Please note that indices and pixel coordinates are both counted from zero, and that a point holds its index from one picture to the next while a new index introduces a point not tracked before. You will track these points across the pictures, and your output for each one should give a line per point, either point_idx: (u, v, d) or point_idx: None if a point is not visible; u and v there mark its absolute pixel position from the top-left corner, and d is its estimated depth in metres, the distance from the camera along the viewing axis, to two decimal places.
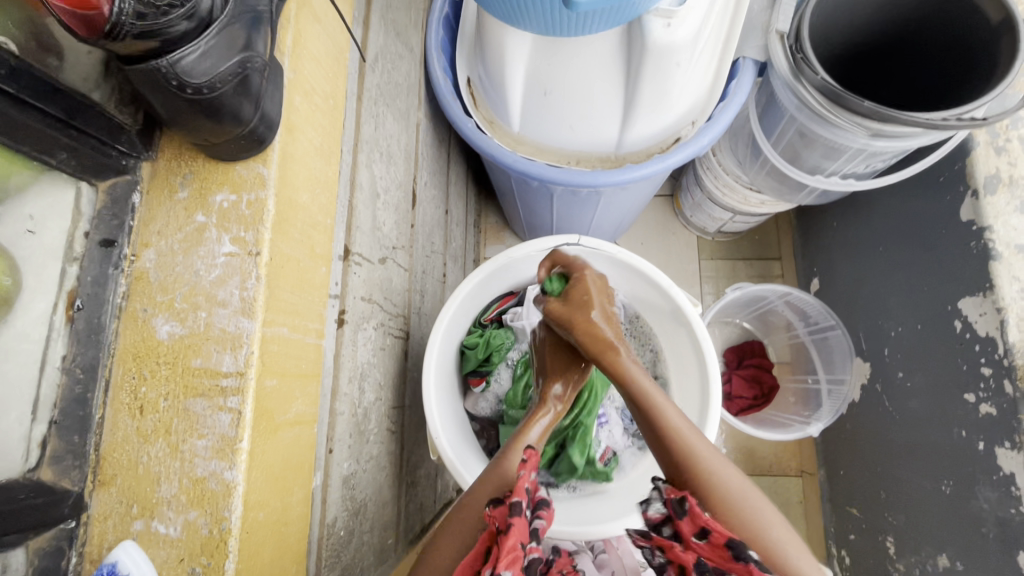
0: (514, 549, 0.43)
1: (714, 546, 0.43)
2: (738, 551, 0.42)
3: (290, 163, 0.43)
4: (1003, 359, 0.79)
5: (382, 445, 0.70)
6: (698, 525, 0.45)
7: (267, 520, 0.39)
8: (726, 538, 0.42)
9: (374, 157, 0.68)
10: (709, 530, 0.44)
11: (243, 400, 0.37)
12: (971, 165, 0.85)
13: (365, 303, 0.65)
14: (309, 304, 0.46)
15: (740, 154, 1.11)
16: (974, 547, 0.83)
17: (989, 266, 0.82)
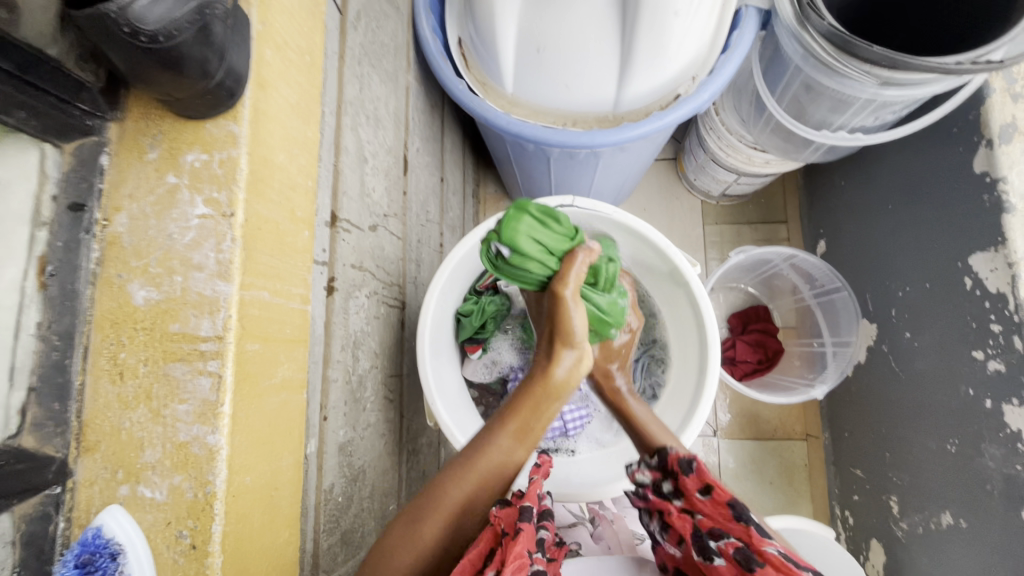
0: (521, 556, 0.46)
1: (715, 502, 0.51)
2: (739, 512, 0.49)
3: (263, 120, 0.42)
4: (1014, 314, 0.77)
5: (380, 413, 0.70)
6: (702, 481, 0.52)
7: (254, 484, 0.39)
8: (729, 498, 0.50)
9: (360, 120, 0.66)
10: (712, 487, 0.51)
11: (222, 363, 0.37)
12: (986, 113, 0.81)
13: (356, 271, 0.64)
14: (291, 269, 0.45)
15: (744, 113, 1.07)
16: (977, 504, 0.82)
17: (1002, 220, 0.79)
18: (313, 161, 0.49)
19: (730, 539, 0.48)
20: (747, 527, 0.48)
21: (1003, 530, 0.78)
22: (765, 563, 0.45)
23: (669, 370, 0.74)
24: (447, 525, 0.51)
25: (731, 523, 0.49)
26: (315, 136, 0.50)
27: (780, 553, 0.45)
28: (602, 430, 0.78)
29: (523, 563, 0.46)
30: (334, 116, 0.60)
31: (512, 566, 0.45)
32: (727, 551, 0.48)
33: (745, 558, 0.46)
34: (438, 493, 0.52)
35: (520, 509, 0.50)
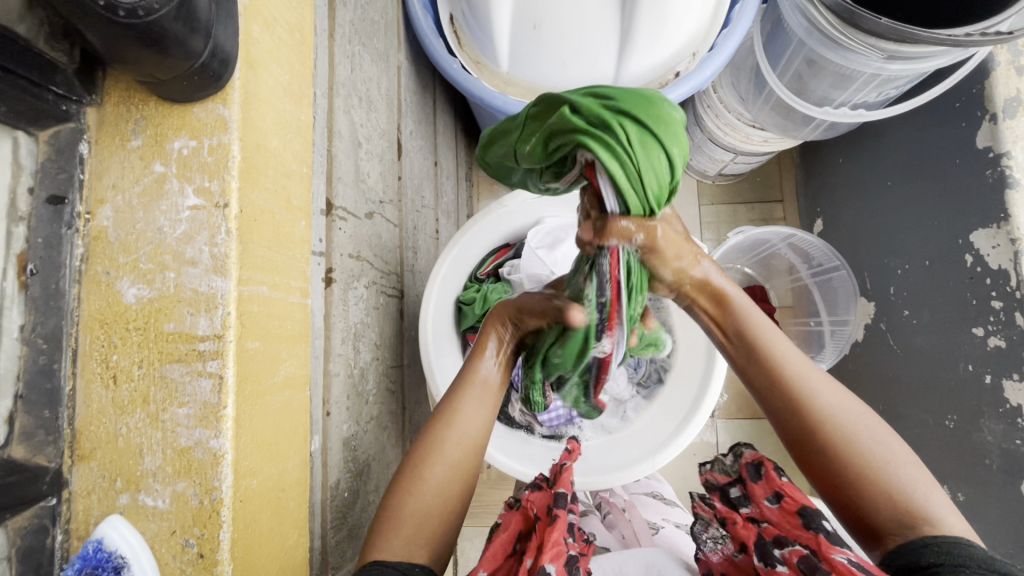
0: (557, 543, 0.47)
1: (786, 511, 0.49)
2: (811, 522, 0.48)
3: (254, 103, 0.39)
4: (1015, 291, 0.78)
5: (382, 406, 0.69)
6: (772, 488, 0.51)
7: (262, 487, 0.38)
8: (801, 506, 0.49)
9: (352, 102, 0.63)
10: (784, 496, 0.50)
11: (223, 364, 0.35)
12: (991, 86, 0.80)
13: (353, 260, 0.62)
14: (290, 261, 0.43)
15: (743, 90, 1.04)
16: (976, 478, 0.84)
17: (1005, 195, 0.79)
18: (308, 147, 0.47)
19: (795, 547, 0.47)
20: (818, 536, 0.46)
21: (1003, 502, 0.80)
22: (831, 572, 0.43)
23: (674, 353, 0.73)
24: (451, 468, 0.51)
25: (801, 532, 0.48)
26: (309, 119, 0.47)
27: (851, 561, 0.42)
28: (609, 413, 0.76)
29: (560, 550, 0.47)
30: (326, 98, 0.57)
31: (551, 552, 0.46)
32: (793, 560, 0.46)
33: (808, 567, 0.45)
34: (431, 442, 0.52)
35: (555, 496, 0.52)
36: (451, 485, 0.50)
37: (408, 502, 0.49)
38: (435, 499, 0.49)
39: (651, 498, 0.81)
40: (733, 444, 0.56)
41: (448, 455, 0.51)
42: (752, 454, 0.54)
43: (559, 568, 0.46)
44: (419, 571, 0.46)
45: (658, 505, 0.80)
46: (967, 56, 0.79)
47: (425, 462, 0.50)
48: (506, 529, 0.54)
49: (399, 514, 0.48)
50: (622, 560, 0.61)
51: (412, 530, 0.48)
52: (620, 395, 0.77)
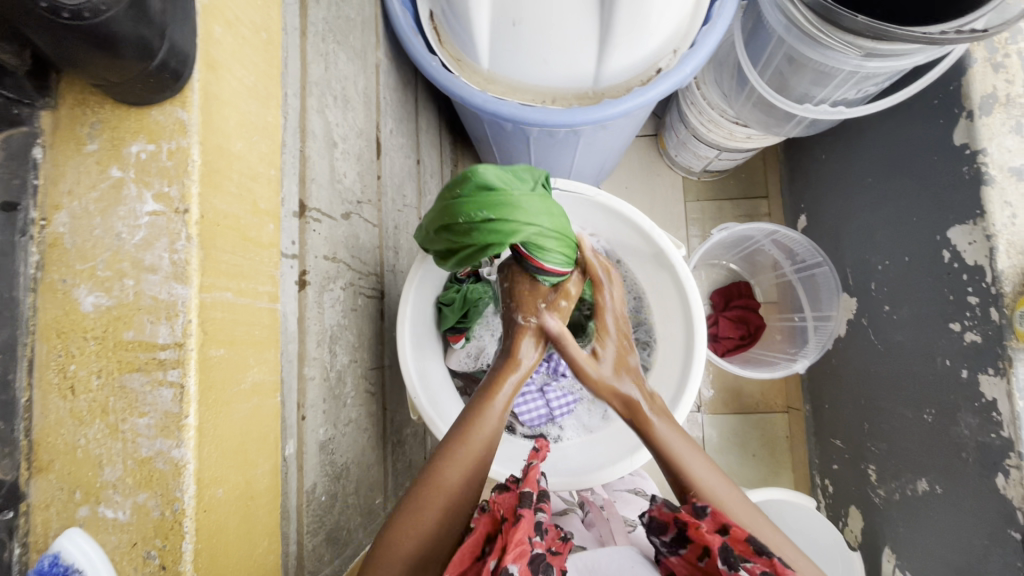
0: (520, 543, 0.45)
1: (735, 540, 0.47)
2: (762, 547, 0.45)
3: (215, 105, 0.38)
4: (991, 287, 0.78)
5: (362, 408, 0.68)
6: (719, 522, 0.49)
7: (228, 497, 0.37)
8: (747, 536, 0.46)
9: (327, 101, 0.63)
10: (730, 527, 0.48)
11: (184, 373, 0.34)
12: (968, 84, 0.81)
13: (329, 262, 0.61)
14: (256, 266, 0.42)
15: (726, 87, 1.04)
16: (953, 472, 0.85)
17: (981, 191, 0.80)
18: (276, 148, 0.46)
19: (751, 566, 0.45)
20: (771, 560, 0.44)
21: (977, 496, 0.81)
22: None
23: (655, 353, 0.73)
24: (444, 510, 0.50)
25: (753, 557, 0.45)
26: (276, 120, 0.46)
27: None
28: (591, 412, 0.75)
29: (524, 550, 0.45)
30: (297, 97, 0.56)
31: (514, 552, 0.44)
32: (753, 571, 0.44)
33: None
34: (428, 484, 0.51)
35: (520, 497, 0.51)
36: (445, 528, 0.50)
37: (399, 541, 0.48)
38: (420, 539, 0.49)
39: (632, 495, 0.82)
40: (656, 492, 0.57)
41: (446, 497, 0.50)
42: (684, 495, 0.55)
43: (522, 568, 0.43)
44: None
45: (639, 501, 0.81)
46: (944, 53, 0.79)
47: (424, 505, 0.50)
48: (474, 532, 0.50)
49: (388, 554, 0.48)
50: (598, 556, 0.62)
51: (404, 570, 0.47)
52: None
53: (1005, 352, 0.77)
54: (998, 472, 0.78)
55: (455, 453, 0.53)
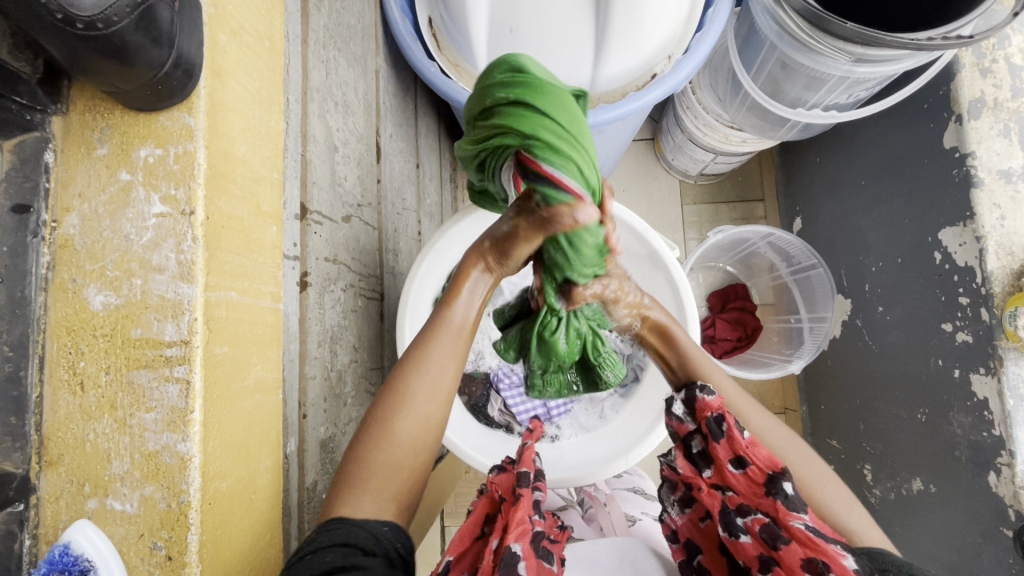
0: (522, 521, 0.49)
1: (746, 475, 0.49)
2: (772, 487, 0.47)
3: (221, 111, 0.39)
4: (981, 287, 0.80)
5: (362, 407, 0.70)
6: (734, 452, 0.49)
7: (232, 490, 0.38)
8: (765, 474, 0.47)
9: (327, 106, 0.64)
10: (744, 460, 0.49)
11: (190, 369, 0.35)
12: (956, 88, 0.83)
13: (329, 264, 0.62)
14: (259, 266, 0.43)
15: (721, 91, 1.06)
16: (946, 470, 0.86)
17: (971, 194, 0.81)
18: (278, 152, 0.47)
19: (758, 515, 0.48)
20: (775, 502, 0.47)
21: (970, 494, 0.82)
22: (792, 540, 0.46)
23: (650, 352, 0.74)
24: (423, 421, 0.48)
25: (761, 500, 0.48)
26: (278, 125, 0.48)
27: (809, 529, 0.45)
28: (588, 412, 0.76)
29: (526, 528, 0.49)
30: (299, 102, 0.58)
31: (517, 532, 0.48)
32: (755, 528, 0.48)
33: (771, 536, 0.47)
34: (387, 397, 0.48)
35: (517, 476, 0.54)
36: (416, 441, 0.48)
37: (366, 458, 0.46)
38: (389, 456, 0.46)
39: (631, 494, 0.83)
40: (688, 384, 0.54)
41: (415, 410, 0.48)
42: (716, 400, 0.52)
43: (524, 547, 0.48)
44: (387, 530, 0.45)
45: (637, 499, 0.82)
46: (933, 58, 0.81)
47: (385, 420, 0.47)
48: (472, 514, 0.55)
49: (356, 470, 0.46)
50: (594, 550, 0.63)
51: (392, 492, 0.46)
52: (598, 394, 0.77)
53: (996, 352, 0.78)
54: (991, 470, 0.79)
55: (420, 366, 0.49)
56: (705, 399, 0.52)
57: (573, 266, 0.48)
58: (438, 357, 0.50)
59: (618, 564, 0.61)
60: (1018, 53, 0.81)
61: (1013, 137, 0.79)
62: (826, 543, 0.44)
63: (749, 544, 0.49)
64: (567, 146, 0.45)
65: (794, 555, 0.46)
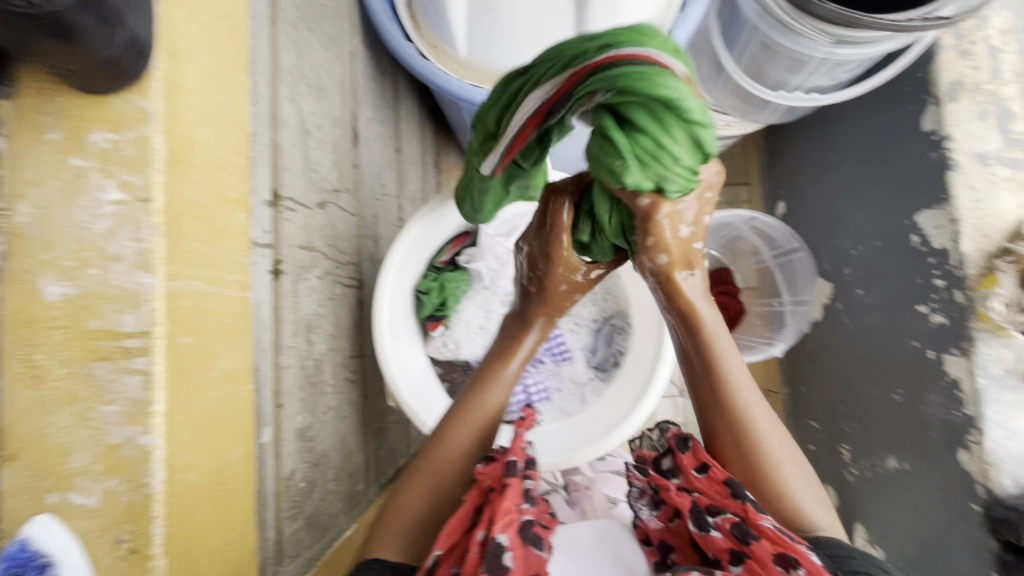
0: (508, 511, 0.49)
1: (713, 480, 0.50)
2: (736, 490, 0.47)
3: (180, 94, 0.38)
4: (956, 269, 0.81)
5: (341, 396, 0.69)
6: (698, 459, 0.52)
7: (200, 482, 0.38)
8: (725, 476, 0.48)
9: (299, 89, 0.62)
10: (709, 465, 0.50)
11: (152, 360, 0.34)
12: (937, 71, 0.84)
13: (304, 251, 0.61)
14: (224, 255, 0.42)
15: (706, 73, 1.04)
16: (920, 448, 0.88)
17: (946, 176, 0.82)
18: (244, 137, 0.46)
19: (726, 515, 0.48)
20: (744, 504, 0.46)
21: (941, 470, 0.84)
22: (761, 536, 0.45)
23: (630, 338, 0.74)
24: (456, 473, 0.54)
25: (728, 501, 0.48)
26: (244, 109, 0.46)
27: (776, 527, 0.44)
28: (568, 398, 0.76)
29: (512, 518, 0.49)
30: (269, 86, 0.56)
31: (501, 523, 0.48)
32: (724, 526, 0.48)
33: (739, 535, 0.47)
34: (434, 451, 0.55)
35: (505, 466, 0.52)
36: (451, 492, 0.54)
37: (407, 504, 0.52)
38: (426, 502, 0.52)
39: (614, 476, 0.84)
40: (661, 421, 0.60)
41: (455, 464, 0.54)
42: (678, 430, 0.57)
43: (511, 537, 0.48)
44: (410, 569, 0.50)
45: (619, 483, 0.83)
46: (914, 40, 0.80)
47: (431, 471, 0.53)
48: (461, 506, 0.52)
49: (396, 515, 0.52)
50: (576, 531, 0.63)
51: (414, 531, 0.51)
52: (579, 378, 0.77)
53: (967, 333, 0.80)
54: (962, 448, 0.81)
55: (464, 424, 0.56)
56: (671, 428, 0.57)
57: (631, 172, 0.41)
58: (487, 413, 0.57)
59: (598, 541, 0.62)
60: (997, 35, 0.82)
61: (990, 120, 0.81)
62: (797, 543, 0.43)
63: (719, 540, 0.49)
64: (649, 45, 0.40)
65: (764, 551, 0.44)
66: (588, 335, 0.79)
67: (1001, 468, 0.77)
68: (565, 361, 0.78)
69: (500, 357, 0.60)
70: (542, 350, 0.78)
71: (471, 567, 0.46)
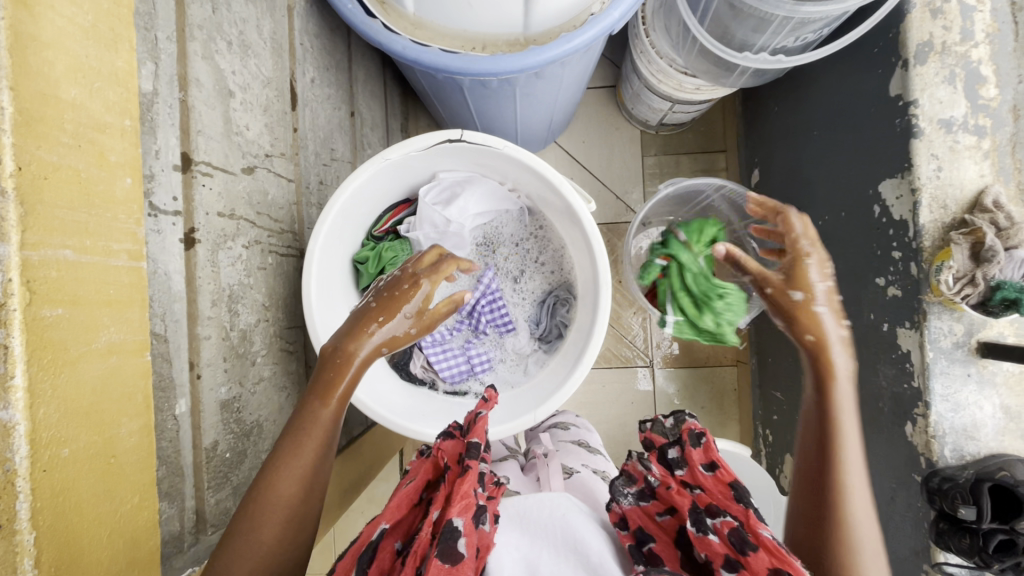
0: (466, 495, 0.49)
1: (718, 480, 0.52)
2: (741, 496, 0.49)
3: (35, 47, 0.35)
4: (913, 241, 0.79)
5: (276, 367, 0.68)
6: (709, 457, 0.53)
7: (79, 455, 0.37)
8: (733, 479, 0.51)
9: (216, 46, 0.58)
10: (718, 464, 0.52)
11: (7, 333, 0.32)
12: (905, 31, 0.79)
13: (224, 218, 0.59)
14: (104, 222, 0.40)
15: (673, 35, 1.00)
16: (871, 420, 0.88)
17: (910, 144, 0.79)
18: (130, 97, 0.43)
19: (727, 518, 0.49)
20: (747, 510, 0.48)
21: (889, 441, 0.84)
22: (760, 547, 0.46)
23: (573, 309, 0.73)
24: (287, 518, 0.48)
25: (731, 504, 0.50)
26: (128, 65, 0.43)
27: (776, 539, 0.45)
28: (512, 369, 0.75)
29: (469, 502, 0.49)
30: (173, 41, 0.53)
31: (460, 505, 0.48)
32: (723, 531, 0.49)
33: (738, 541, 0.47)
34: (259, 499, 0.47)
35: (468, 448, 0.53)
36: (286, 539, 0.48)
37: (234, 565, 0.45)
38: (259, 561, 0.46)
39: (575, 446, 0.83)
40: (678, 411, 0.60)
41: (286, 510, 0.48)
42: (695, 423, 0.57)
43: (466, 520, 0.47)
44: None
45: (580, 452, 0.81)
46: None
47: (259, 522, 0.46)
48: (417, 478, 0.57)
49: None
50: (527, 506, 0.59)
51: None
52: (522, 351, 0.77)
53: (921, 306, 0.78)
54: (909, 420, 0.80)
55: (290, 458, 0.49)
56: (690, 420, 0.57)
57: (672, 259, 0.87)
58: (315, 445, 0.50)
59: (551, 523, 0.55)
60: None
61: (957, 84, 0.77)
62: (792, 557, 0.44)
63: (715, 544, 0.49)
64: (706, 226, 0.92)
65: (759, 563, 0.45)
66: (532, 306, 0.78)
67: (944, 440, 0.77)
68: (509, 333, 0.77)
69: (321, 394, 0.52)
70: (484, 323, 0.77)
71: (423, 545, 0.47)
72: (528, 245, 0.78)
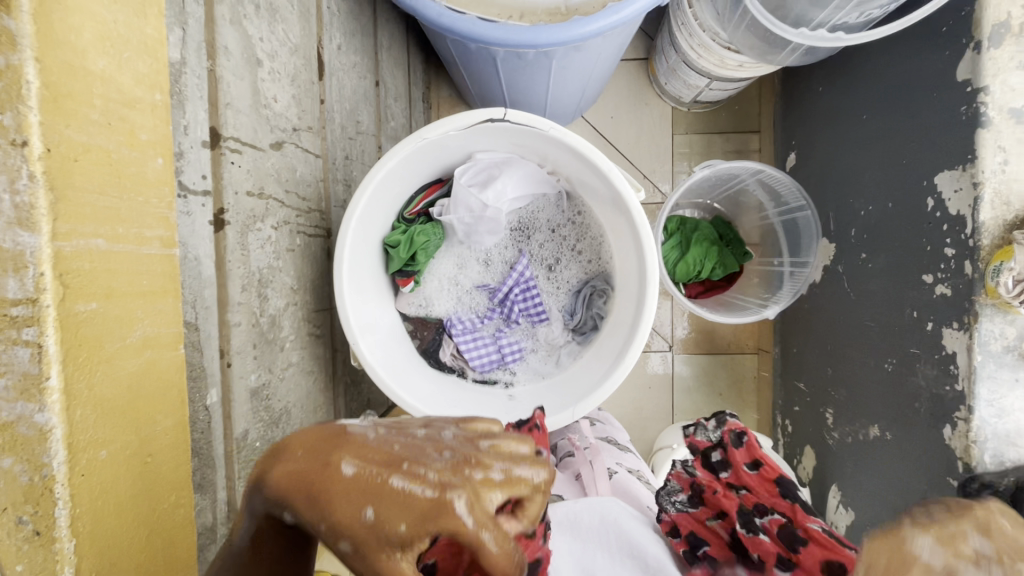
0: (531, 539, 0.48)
1: (763, 477, 0.55)
2: (787, 491, 0.53)
3: (63, 13, 0.31)
4: (969, 238, 0.75)
5: (304, 351, 0.66)
6: (752, 456, 0.57)
7: (116, 457, 0.35)
8: (778, 475, 0.55)
9: (244, 10, 0.54)
10: (763, 463, 0.56)
11: (42, 331, 0.30)
12: (981, 9, 0.72)
13: (253, 199, 0.56)
14: (136, 208, 0.37)
15: (718, 5, 0.93)
16: (905, 421, 0.86)
17: (975, 134, 0.74)
18: (161, 68, 0.40)
19: (775, 516, 0.52)
20: (794, 505, 0.52)
21: (922, 443, 0.83)
22: (809, 540, 0.49)
23: (610, 301, 0.70)
24: None
25: (778, 500, 0.53)
26: (158, 33, 0.39)
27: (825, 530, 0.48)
28: (544, 360, 0.73)
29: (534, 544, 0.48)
30: (201, 4, 0.48)
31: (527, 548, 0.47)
32: (773, 528, 0.51)
33: (788, 540, 0.49)
34: None
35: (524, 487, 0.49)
36: None
37: None
38: None
39: (606, 444, 0.81)
40: (718, 411, 0.62)
41: None
42: (736, 424, 0.60)
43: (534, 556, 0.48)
44: None
45: (612, 449, 0.79)
46: None
47: None
48: None
49: None
50: (576, 510, 0.61)
51: None
52: (555, 341, 0.74)
53: (972, 307, 0.75)
54: (947, 423, 0.78)
55: None
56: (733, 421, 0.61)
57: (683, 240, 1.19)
58: None
59: (605, 526, 0.58)
60: None
61: None
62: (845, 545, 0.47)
63: (766, 542, 0.51)
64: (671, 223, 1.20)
65: (812, 558, 0.47)
66: (567, 296, 0.76)
67: (984, 445, 0.74)
68: (541, 323, 0.75)
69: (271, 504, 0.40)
70: (517, 312, 0.75)
71: None
72: (565, 231, 0.75)
